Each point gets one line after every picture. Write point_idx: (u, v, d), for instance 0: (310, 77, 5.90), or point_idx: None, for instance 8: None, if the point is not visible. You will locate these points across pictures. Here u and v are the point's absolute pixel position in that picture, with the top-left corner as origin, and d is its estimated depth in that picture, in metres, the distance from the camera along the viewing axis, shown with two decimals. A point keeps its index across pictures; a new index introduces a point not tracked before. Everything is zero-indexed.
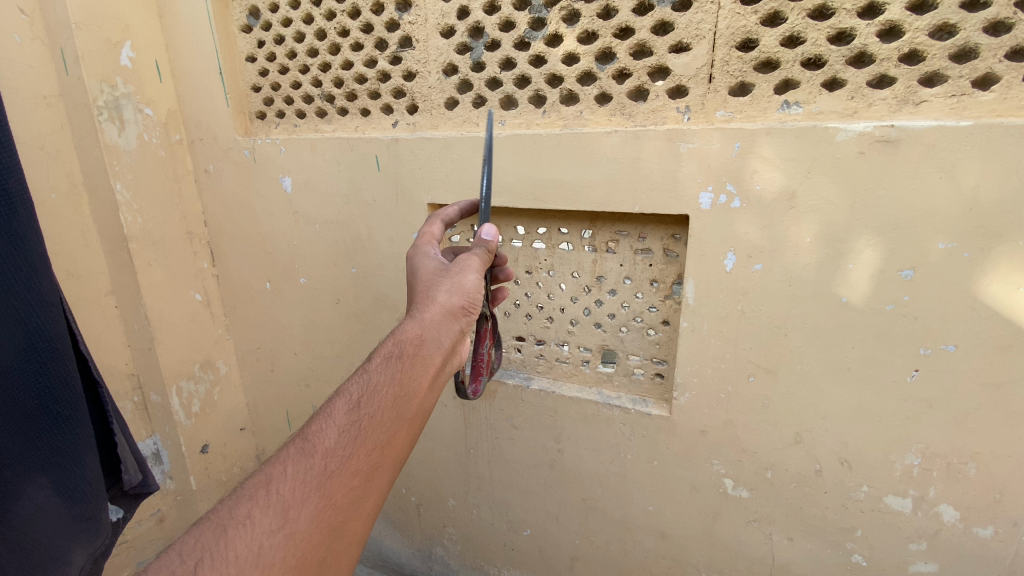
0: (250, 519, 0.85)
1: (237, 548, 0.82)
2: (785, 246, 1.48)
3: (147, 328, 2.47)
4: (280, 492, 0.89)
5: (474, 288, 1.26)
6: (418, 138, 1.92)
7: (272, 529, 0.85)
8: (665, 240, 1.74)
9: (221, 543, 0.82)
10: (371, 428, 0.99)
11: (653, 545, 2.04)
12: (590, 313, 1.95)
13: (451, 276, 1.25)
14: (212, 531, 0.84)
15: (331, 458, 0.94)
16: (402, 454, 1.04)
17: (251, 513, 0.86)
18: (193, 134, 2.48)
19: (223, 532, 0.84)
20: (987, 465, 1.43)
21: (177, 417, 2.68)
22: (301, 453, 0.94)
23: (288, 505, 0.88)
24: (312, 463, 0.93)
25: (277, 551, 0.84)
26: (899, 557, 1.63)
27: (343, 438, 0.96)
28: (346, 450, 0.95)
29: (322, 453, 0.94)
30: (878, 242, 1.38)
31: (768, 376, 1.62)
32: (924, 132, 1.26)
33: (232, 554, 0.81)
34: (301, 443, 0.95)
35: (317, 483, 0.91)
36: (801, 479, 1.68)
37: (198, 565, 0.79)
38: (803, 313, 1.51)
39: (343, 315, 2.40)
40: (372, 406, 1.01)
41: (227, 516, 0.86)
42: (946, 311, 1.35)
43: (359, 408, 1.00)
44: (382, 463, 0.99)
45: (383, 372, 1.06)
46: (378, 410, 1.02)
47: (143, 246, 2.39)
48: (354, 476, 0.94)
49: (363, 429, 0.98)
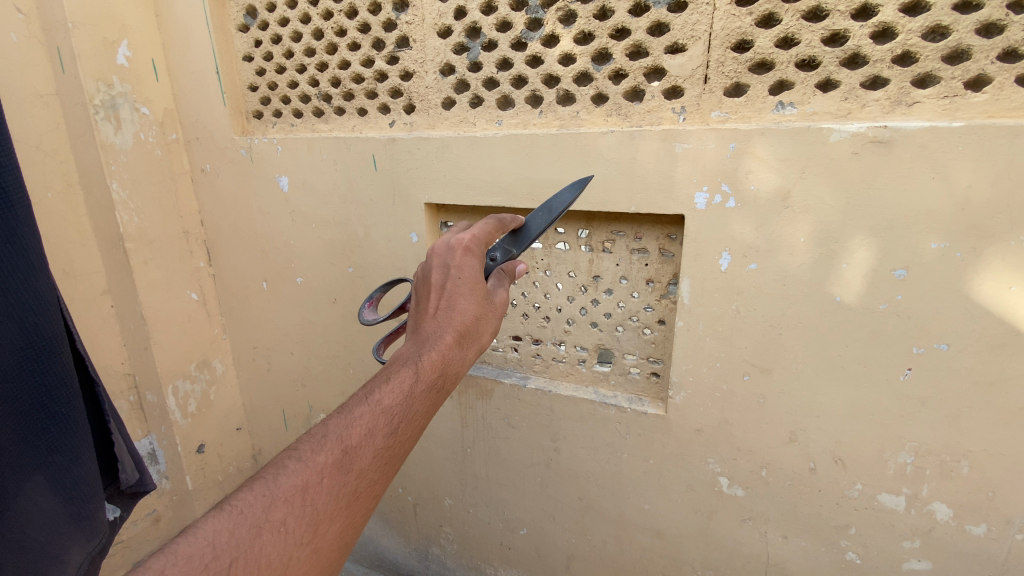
0: (285, 528, 0.89)
1: (269, 555, 0.87)
2: (780, 245, 1.49)
3: (143, 327, 2.47)
4: (315, 505, 0.93)
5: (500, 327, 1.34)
6: (415, 137, 1.92)
7: (302, 542, 0.90)
8: (661, 240, 1.75)
9: (256, 546, 0.86)
10: (398, 456, 1.05)
11: (648, 544, 2.05)
12: (586, 313, 1.96)
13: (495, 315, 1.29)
14: (248, 531, 0.87)
15: (363, 480, 0.99)
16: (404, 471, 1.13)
17: (286, 522, 0.90)
18: (189, 134, 2.48)
19: (259, 534, 0.87)
20: (979, 463, 1.45)
21: (174, 416, 2.68)
22: (339, 468, 0.97)
23: (320, 519, 0.93)
24: (347, 481, 0.97)
25: (302, 563, 0.90)
26: (893, 554, 1.64)
27: (376, 462, 1.01)
28: (376, 475, 1.01)
29: (357, 474, 0.98)
30: (871, 242, 1.39)
31: (762, 375, 1.63)
32: (917, 133, 1.27)
33: (266, 561, 0.86)
34: (341, 457, 0.98)
35: (347, 502, 0.97)
36: (795, 477, 1.70)
37: (234, 565, 0.83)
38: (797, 312, 1.52)
39: (340, 315, 2.40)
40: (405, 433, 1.06)
41: (262, 518, 0.89)
42: (939, 310, 1.36)
43: (395, 434, 1.05)
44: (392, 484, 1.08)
45: (423, 402, 1.09)
46: (407, 437, 1.08)
47: (139, 245, 2.39)
48: (374, 498, 1.02)
49: (393, 455, 1.04)
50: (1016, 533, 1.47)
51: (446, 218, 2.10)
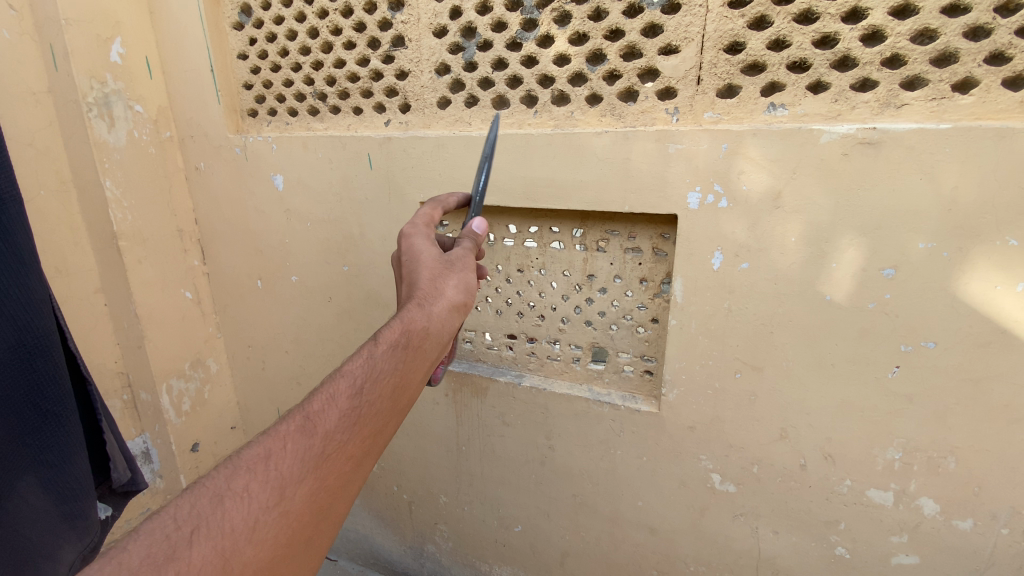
0: (247, 492, 0.82)
1: (231, 523, 0.79)
2: (771, 245, 1.51)
3: (137, 326, 2.47)
4: (279, 469, 0.86)
5: (474, 285, 1.27)
6: (410, 137, 1.93)
7: (267, 507, 0.83)
8: (654, 238, 1.77)
9: (217, 514, 0.80)
10: (369, 415, 0.97)
11: (642, 540, 2.07)
12: (580, 311, 1.98)
13: (459, 273, 1.24)
14: (208, 499, 0.81)
15: (331, 442, 0.91)
16: (387, 440, 1.04)
17: (248, 487, 0.83)
18: (183, 132, 2.47)
19: (220, 503, 0.81)
20: (966, 458, 1.48)
21: (168, 415, 2.67)
22: (301, 431, 0.90)
23: (285, 484, 0.85)
24: (312, 443, 0.89)
25: (270, 531, 0.82)
26: (881, 549, 1.67)
27: (344, 422, 0.94)
28: (346, 435, 0.93)
29: (323, 435, 0.91)
30: (859, 241, 1.41)
31: (753, 372, 1.65)
32: (905, 135, 1.30)
33: (228, 528, 0.79)
34: (303, 420, 0.91)
35: (316, 463, 0.89)
36: (786, 473, 1.72)
37: (196, 534, 0.77)
38: (788, 311, 1.54)
39: (335, 314, 2.41)
40: (375, 392, 0.99)
41: (223, 487, 0.83)
42: (926, 308, 1.39)
43: (363, 393, 0.98)
44: (371, 449, 0.98)
45: (389, 359, 1.02)
46: (379, 399, 1.00)
47: (133, 243, 2.38)
48: (349, 460, 0.93)
49: (364, 414, 0.96)
50: (1002, 527, 1.49)
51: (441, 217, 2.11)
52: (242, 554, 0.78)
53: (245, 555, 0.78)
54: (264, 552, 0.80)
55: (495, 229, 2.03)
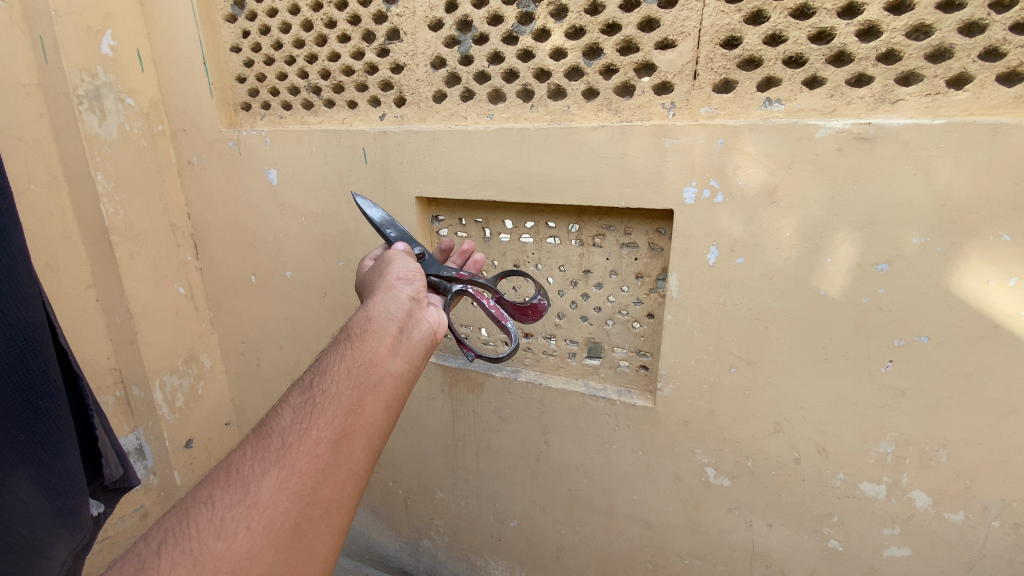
0: (210, 497, 0.83)
1: (198, 525, 0.80)
2: (766, 240, 1.51)
3: (129, 321, 2.45)
4: (239, 471, 0.86)
5: (406, 274, 1.34)
6: (405, 130, 1.92)
7: (233, 504, 0.82)
8: (650, 234, 1.77)
9: (184, 523, 0.80)
10: (328, 400, 0.96)
11: (637, 534, 2.08)
12: (576, 306, 1.98)
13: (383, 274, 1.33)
14: (177, 513, 0.82)
15: (289, 433, 0.91)
16: (374, 421, 0.99)
17: (213, 493, 0.84)
18: (176, 125, 2.44)
19: (186, 515, 0.82)
20: (957, 452, 1.49)
21: (161, 412, 2.65)
22: (258, 434, 0.92)
23: (248, 479, 0.85)
24: (269, 440, 0.90)
25: (240, 524, 0.80)
26: (874, 541, 1.68)
27: (300, 413, 0.94)
28: (305, 422, 0.92)
29: (279, 430, 0.91)
30: (854, 236, 1.42)
31: (748, 367, 1.66)
32: (900, 130, 1.30)
33: (195, 531, 0.79)
34: (261, 428, 0.94)
35: (279, 454, 0.88)
36: (781, 467, 1.73)
37: (163, 545, 0.78)
38: (783, 305, 1.55)
39: (329, 309, 2.40)
40: (328, 380, 0.99)
41: (190, 500, 0.84)
42: (919, 302, 1.40)
43: (314, 387, 0.99)
44: (349, 430, 0.94)
45: (334, 353, 1.05)
46: (337, 384, 0.99)
47: (126, 238, 2.36)
48: (319, 443, 0.90)
49: (321, 401, 0.95)
50: (993, 519, 1.51)
51: (436, 212, 2.10)
52: (213, 550, 0.78)
53: (216, 551, 0.78)
54: (237, 545, 0.79)
55: (491, 224, 2.02)
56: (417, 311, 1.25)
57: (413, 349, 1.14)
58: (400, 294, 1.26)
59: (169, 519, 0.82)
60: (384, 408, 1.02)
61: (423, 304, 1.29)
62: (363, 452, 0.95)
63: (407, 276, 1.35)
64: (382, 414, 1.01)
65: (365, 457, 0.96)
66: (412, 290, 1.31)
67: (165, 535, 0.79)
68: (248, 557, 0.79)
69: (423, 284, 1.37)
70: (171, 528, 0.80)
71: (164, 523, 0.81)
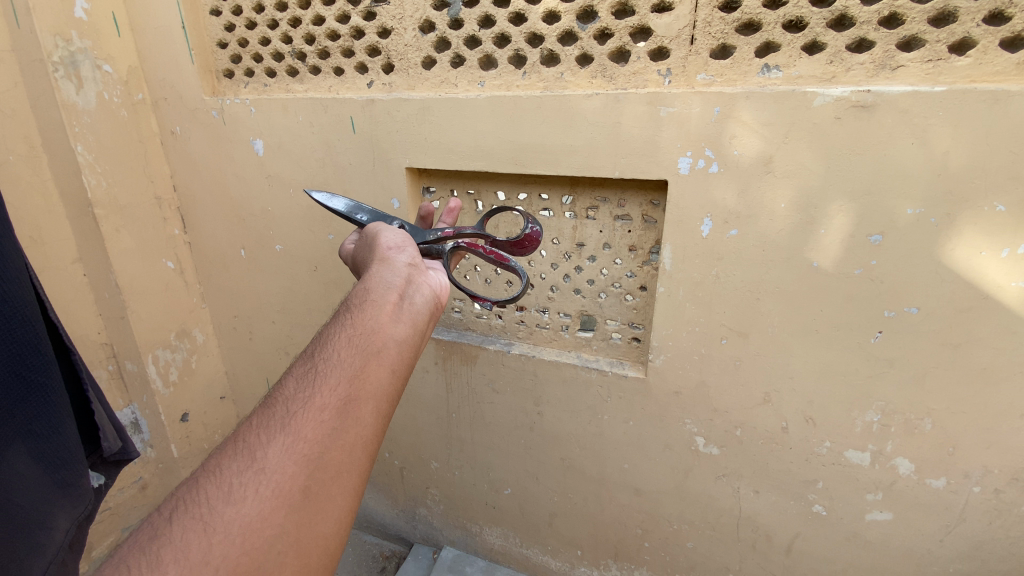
0: (218, 466, 0.84)
1: (207, 492, 0.81)
2: (760, 212, 1.50)
3: (118, 296, 2.42)
4: (245, 439, 0.87)
5: (401, 242, 1.32)
6: (394, 99, 1.86)
7: (241, 471, 0.83)
8: (643, 205, 1.75)
9: (194, 491, 0.82)
10: (331, 368, 0.95)
11: (627, 500, 2.12)
12: (569, 279, 1.97)
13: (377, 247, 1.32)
14: (188, 483, 0.84)
15: (293, 401, 0.90)
16: (379, 386, 0.98)
17: (222, 462, 0.85)
18: (156, 93, 2.36)
19: (196, 483, 0.83)
20: (942, 420, 1.52)
21: (155, 385, 2.65)
22: (264, 406, 0.92)
23: (254, 447, 0.85)
24: (273, 409, 0.90)
25: (248, 490, 0.81)
26: (857, 506, 1.73)
27: (303, 382, 0.93)
28: (308, 390, 0.92)
29: (284, 399, 0.91)
30: (849, 207, 1.41)
31: (739, 338, 1.67)
32: (899, 98, 1.28)
33: (205, 498, 0.80)
34: (267, 399, 0.94)
35: (283, 422, 0.88)
36: (768, 436, 1.76)
37: (176, 512, 0.79)
38: (776, 278, 1.55)
39: (321, 283, 2.38)
40: (329, 349, 0.98)
41: (201, 469, 0.85)
42: (910, 273, 1.40)
43: (317, 357, 0.98)
44: (354, 395, 0.93)
45: (334, 323, 1.04)
46: (339, 353, 0.98)
47: (110, 211, 2.31)
48: (323, 409, 0.89)
49: (324, 368, 0.95)
50: (974, 485, 1.56)
51: (427, 183, 2.07)
52: (223, 515, 0.79)
53: (227, 515, 0.79)
54: (246, 509, 0.79)
55: (483, 196, 1.99)
56: (417, 277, 1.22)
57: (415, 315, 1.12)
58: (397, 263, 1.24)
59: (180, 490, 0.83)
60: (389, 373, 1.00)
61: (423, 269, 1.26)
62: (371, 417, 0.94)
63: (400, 246, 1.32)
64: (387, 379, 0.99)
65: (372, 422, 0.95)
66: (408, 257, 1.28)
67: (176, 504, 0.81)
68: (258, 520, 0.79)
69: (417, 251, 1.35)
70: (182, 497, 0.81)
71: (177, 492, 0.82)
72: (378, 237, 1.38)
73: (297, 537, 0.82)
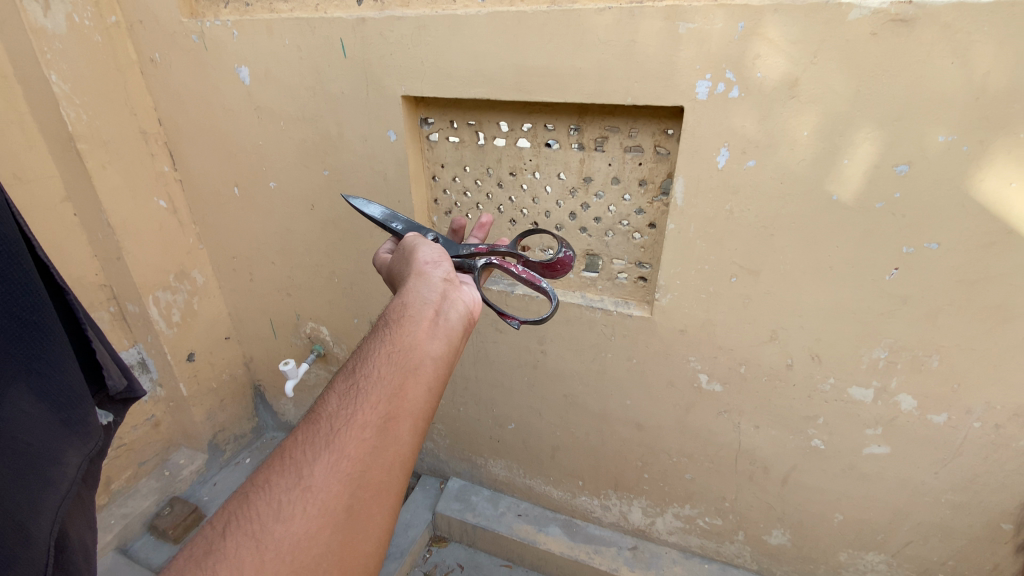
0: (266, 482, 0.83)
1: (256, 508, 0.80)
2: (781, 141, 1.41)
3: (112, 236, 2.36)
4: (291, 456, 0.85)
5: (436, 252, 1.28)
6: (387, 18, 1.71)
7: (287, 488, 0.82)
8: (656, 135, 1.64)
9: (242, 507, 0.81)
10: (372, 384, 0.93)
11: (628, 434, 2.17)
12: (575, 217, 1.89)
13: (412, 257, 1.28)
14: (237, 498, 0.83)
15: (337, 419, 0.89)
16: (418, 404, 0.95)
17: (269, 478, 0.84)
18: (130, 16, 2.18)
19: (244, 499, 0.82)
20: (950, 357, 1.51)
21: (159, 326, 2.65)
22: (308, 422, 0.90)
23: (300, 465, 0.84)
24: (317, 426, 0.88)
25: (294, 509, 0.80)
26: (856, 440, 1.76)
27: (345, 398, 0.91)
28: (350, 407, 0.90)
29: (327, 416, 0.90)
30: (876, 134, 1.32)
31: (750, 276, 1.63)
32: (943, 9, 1.15)
33: (253, 514, 0.80)
34: (310, 414, 0.92)
35: (327, 439, 0.86)
36: (772, 373, 1.76)
37: (226, 528, 0.79)
38: (792, 212, 1.48)
39: (319, 222, 2.31)
40: (369, 366, 0.96)
41: (249, 484, 0.85)
42: (934, 206, 1.33)
43: (357, 372, 0.96)
44: (394, 413, 0.91)
45: (374, 338, 1.02)
46: (380, 370, 0.96)
47: (94, 147, 2.20)
48: (364, 428, 0.87)
49: (365, 385, 0.93)
50: (974, 420, 1.57)
51: (426, 113, 1.94)
52: (273, 532, 0.78)
53: (275, 534, 0.78)
54: (292, 528, 0.79)
55: (484, 127, 1.87)
56: (453, 291, 1.18)
57: (453, 331, 1.09)
58: (434, 277, 1.21)
59: (228, 505, 0.82)
60: (427, 390, 0.98)
61: (458, 283, 1.21)
62: (410, 435, 0.92)
63: (435, 258, 1.28)
64: (425, 398, 0.97)
65: (412, 442, 0.92)
66: (446, 270, 1.24)
67: (227, 519, 0.80)
68: (305, 540, 0.78)
69: (453, 263, 1.30)
70: (233, 512, 0.81)
71: (226, 507, 0.82)
72: (413, 248, 1.33)
73: (340, 559, 0.81)
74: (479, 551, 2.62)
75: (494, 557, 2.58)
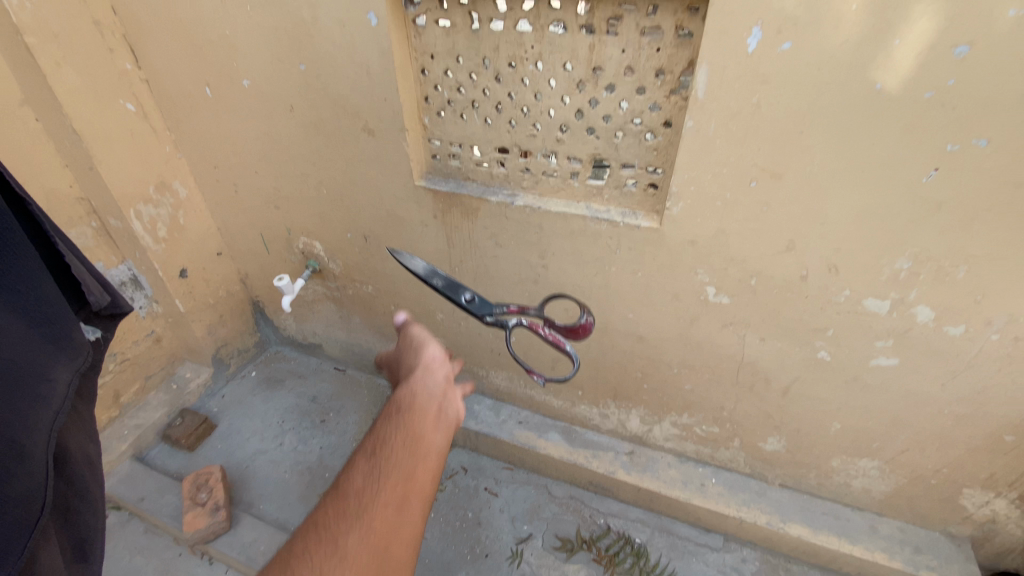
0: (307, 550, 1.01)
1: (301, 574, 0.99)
2: (825, 17, 1.20)
3: (81, 144, 2.19)
4: (326, 530, 1.05)
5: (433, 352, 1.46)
6: None
7: (326, 555, 1.00)
8: (679, 13, 1.41)
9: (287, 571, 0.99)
10: (388, 472, 1.13)
11: (629, 347, 2.13)
12: (582, 117, 1.67)
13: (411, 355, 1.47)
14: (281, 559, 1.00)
15: (361, 501, 1.09)
16: (425, 486, 1.17)
17: (308, 546, 1.02)
18: None
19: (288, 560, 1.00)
20: (977, 268, 1.42)
21: (145, 242, 2.55)
22: (335, 506, 1.09)
23: (335, 538, 1.03)
24: (346, 506, 1.08)
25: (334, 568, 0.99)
26: (865, 352, 1.72)
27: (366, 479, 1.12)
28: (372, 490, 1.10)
29: (352, 498, 1.10)
30: (938, 7, 1.11)
31: (771, 180, 1.49)
32: None
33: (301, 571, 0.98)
34: (335, 494, 1.12)
35: (357, 517, 1.06)
36: (784, 284, 1.68)
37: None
38: (828, 105, 1.31)
39: (301, 126, 2.12)
40: (383, 460, 1.16)
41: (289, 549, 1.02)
42: (990, 96, 1.17)
43: (374, 459, 1.16)
44: (408, 493, 1.13)
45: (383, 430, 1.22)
46: (391, 460, 1.16)
47: (43, 41, 1.96)
48: (387, 508, 1.09)
49: (385, 469, 1.14)
50: (993, 333, 1.51)
51: None
52: None
53: None
54: None
55: (478, 7, 1.58)
56: (450, 389, 1.39)
57: (450, 428, 1.31)
58: (432, 374, 1.39)
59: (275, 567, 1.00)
60: (432, 475, 1.20)
61: (455, 384, 1.42)
62: (421, 511, 1.14)
63: (434, 355, 1.45)
64: (431, 482, 1.19)
65: (422, 516, 1.15)
66: (442, 367, 1.42)
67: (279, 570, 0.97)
68: None
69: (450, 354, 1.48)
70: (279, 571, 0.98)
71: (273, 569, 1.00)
72: (413, 345, 1.50)
73: None
74: (482, 455, 2.68)
75: (496, 461, 2.64)
